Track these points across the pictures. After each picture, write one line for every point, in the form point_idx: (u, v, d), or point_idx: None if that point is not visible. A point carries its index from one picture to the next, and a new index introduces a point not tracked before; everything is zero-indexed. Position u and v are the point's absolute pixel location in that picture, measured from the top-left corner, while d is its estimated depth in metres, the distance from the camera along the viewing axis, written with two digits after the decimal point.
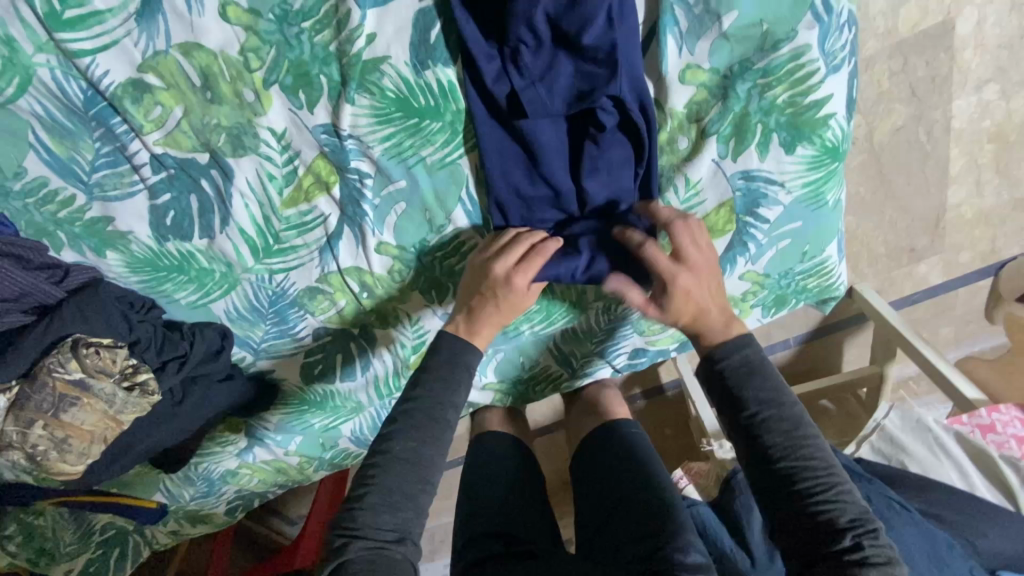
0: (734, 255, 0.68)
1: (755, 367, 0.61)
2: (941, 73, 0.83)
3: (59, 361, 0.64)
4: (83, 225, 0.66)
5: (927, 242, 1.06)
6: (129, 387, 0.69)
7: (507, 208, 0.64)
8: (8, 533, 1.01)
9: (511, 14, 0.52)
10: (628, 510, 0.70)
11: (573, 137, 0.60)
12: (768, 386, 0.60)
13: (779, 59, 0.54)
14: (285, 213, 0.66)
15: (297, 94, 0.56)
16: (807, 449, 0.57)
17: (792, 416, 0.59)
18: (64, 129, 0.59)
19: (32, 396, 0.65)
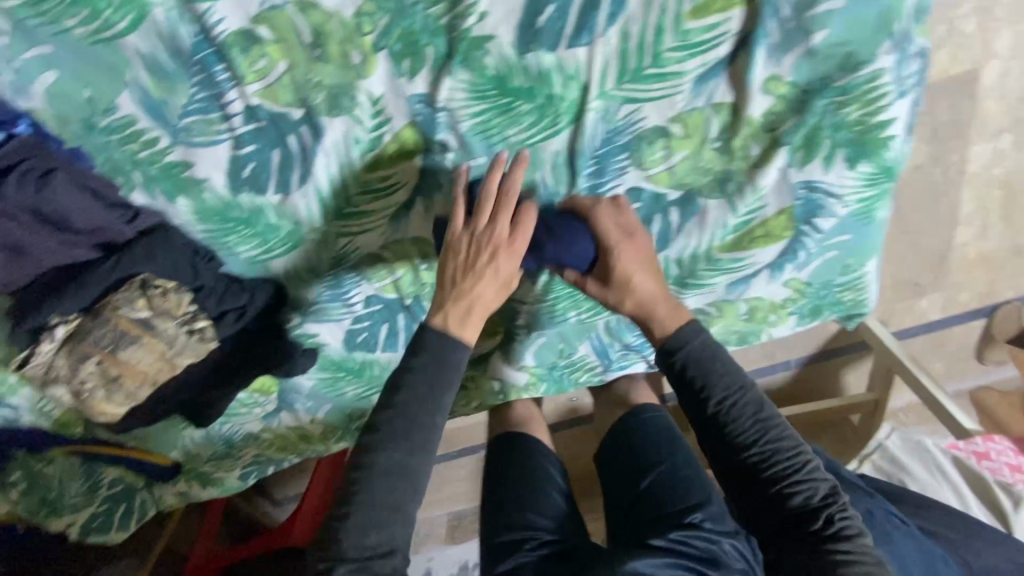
0: (784, 262, 0.72)
1: (712, 356, 0.63)
2: (964, 120, 0.89)
3: (127, 297, 0.67)
4: (161, 168, 0.67)
5: (932, 277, 1.13)
6: (191, 331, 0.71)
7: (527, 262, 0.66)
8: (13, 479, 0.99)
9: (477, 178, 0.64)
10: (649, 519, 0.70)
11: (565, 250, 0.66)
12: (731, 375, 0.63)
13: (857, 79, 0.59)
14: (364, 177, 0.68)
15: (402, 61, 0.59)
16: (772, 431, 0.61)
17: (754, 400, 0.62)
18: (165, 71, 0.60)
19: (92, 331, 0.66)
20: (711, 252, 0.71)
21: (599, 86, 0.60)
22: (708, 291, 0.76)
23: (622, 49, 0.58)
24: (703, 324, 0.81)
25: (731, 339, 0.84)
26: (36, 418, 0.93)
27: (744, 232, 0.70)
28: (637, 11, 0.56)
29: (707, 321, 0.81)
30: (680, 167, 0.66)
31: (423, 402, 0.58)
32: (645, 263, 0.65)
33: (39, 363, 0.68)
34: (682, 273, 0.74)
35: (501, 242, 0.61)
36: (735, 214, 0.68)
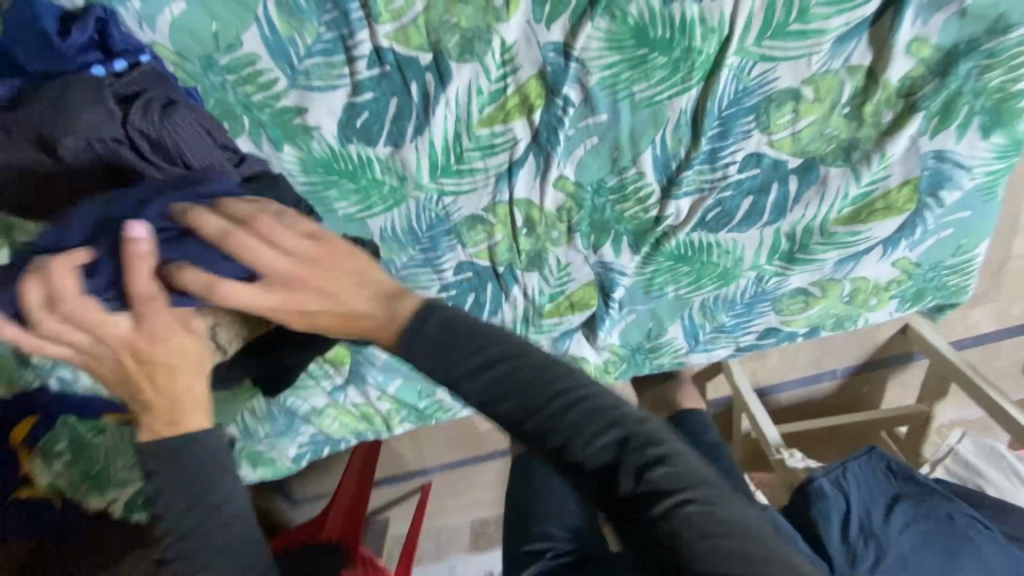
0: (898, 237, 0.71)
1: (466, 332, 0.44)
2: None
3: None
4: (273, 113, 0.65)
5: None
6: None
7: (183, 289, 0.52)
8: (59, 448, 0.95)
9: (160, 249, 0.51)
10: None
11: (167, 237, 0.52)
12: (463, 339, 0.43)
13: (1006, 43, 0.59)
14: (478, 132, 0.66)
15: (543, 6, 0.59)
16: (504, 377, 0.42)
17: (496, 357, 0.43)
18: (296, 8, 0.59)
19: None
20: (826, 224, 0.70)
21: (736, 43, 0.60)
22: (815, 267, 0.74)
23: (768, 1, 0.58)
24: (803, 306, 0.79)
25: (828, 322, 0.81)
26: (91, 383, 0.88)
27: (863, 204, 0.69)
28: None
29: (807, 302, 0.78)
30: (805, 132, 0.65)
31: (191, 483, 0.49)
32: (356, 276, 0.48)
33: None
34: (791, 247, 0.73)
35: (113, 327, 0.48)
36: (858, 184, 0.67)
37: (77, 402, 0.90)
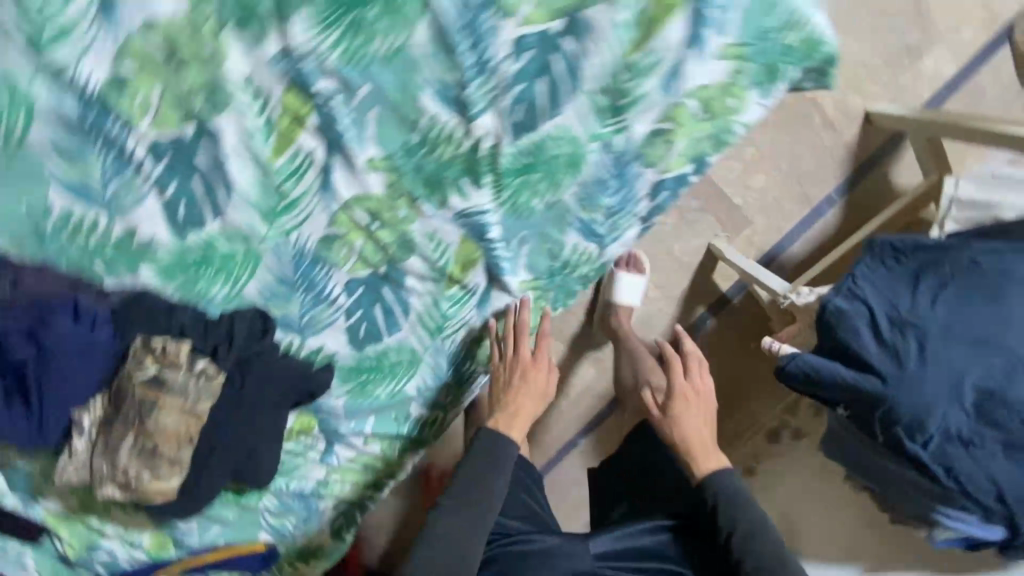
0: (698, 30, 0.69)
1: (741, 506, 0.83)
2: None
3: (137, 361, 0.69)
4: (113, 247, 0.71)
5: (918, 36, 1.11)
6: (200, 374, 0.71)
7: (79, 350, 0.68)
8: None
9: (40, 339, 0.66)
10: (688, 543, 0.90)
11: (37, 337, 0.66)
12: (736, 495, 0.84)
13: None
14: (277, 164, 0.70)
15: (247, 30, 0.61)
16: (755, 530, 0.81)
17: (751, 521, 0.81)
18: (72, 150, 0.65)
19: (117, 412, 0.68)
20: (624, 60, 0.69)
21: None
22: (644, 103, 0.73)
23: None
24: (667, 145, 0.77)
25: (707, 149, 0.79)
26: (130, 556, 0.94)
27: (641, 22, 0.67)
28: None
29: (669, 138, 0.76)
30: None
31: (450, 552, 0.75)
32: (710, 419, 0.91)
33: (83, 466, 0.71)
34: (611, 99, 0.72)
35: (527, 362, 0.84)
36: (622, 8, 0.66)
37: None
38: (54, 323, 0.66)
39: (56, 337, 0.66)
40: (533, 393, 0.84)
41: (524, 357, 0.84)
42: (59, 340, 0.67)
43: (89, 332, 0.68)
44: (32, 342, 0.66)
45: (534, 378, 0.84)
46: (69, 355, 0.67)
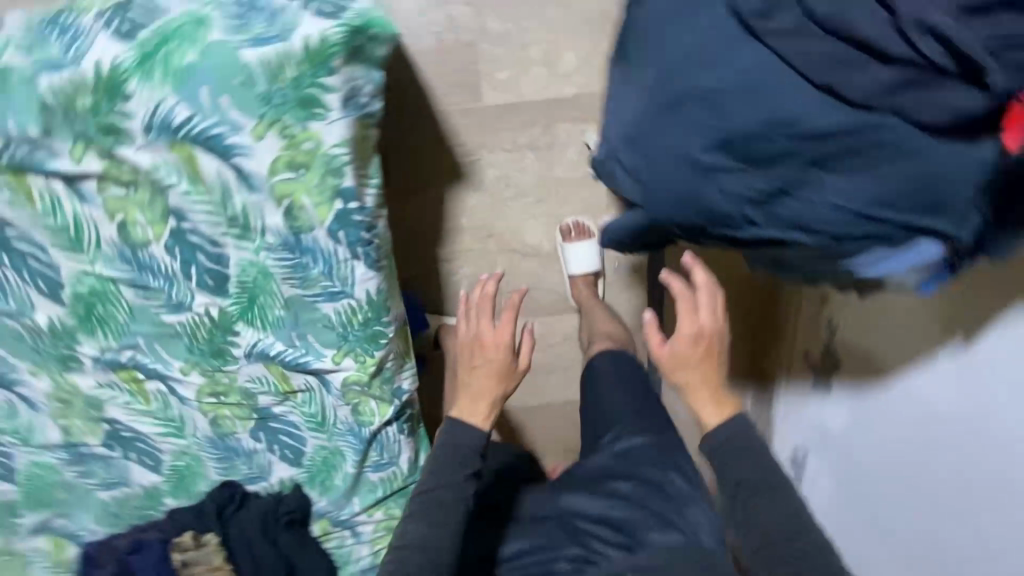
0: (224, 146, 0.83)
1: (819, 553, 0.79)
2: None
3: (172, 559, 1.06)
4: (144, 498, 1.14)
5: None
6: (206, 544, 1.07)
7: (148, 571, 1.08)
8: None
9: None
10: (764, 469, 0.86)
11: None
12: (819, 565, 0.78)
13: (60, 88, 0.79)
14: (154, 406, 1.05)
15: (73, 365, 1.00)
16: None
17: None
18: (86, 469, 1.10)
19: None
20: (214, 203, 0.88)
21: (86, 263, 0.92)
22: (255, 209, 0.89)
23: (55, 236, 0.90)
24: (300, 209, 0.89)
25: (331, 183, 0.88)
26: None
27: (195, 178, 0.86)
28: (29, 226, 0.89)
29: (297, 206, 0.89)
30: (145, 215, 0.89)
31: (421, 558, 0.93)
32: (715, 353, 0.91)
33: None
34: (238, 224, 0.90)
35: (499, 343, 1.04)
36: (179, 184, 0.86)
37: None
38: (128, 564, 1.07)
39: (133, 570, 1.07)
40: (492, 358, 1.03)
41: (504, 340, 1.04)
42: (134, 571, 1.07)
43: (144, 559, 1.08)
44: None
45: (500, 346, 1.04)
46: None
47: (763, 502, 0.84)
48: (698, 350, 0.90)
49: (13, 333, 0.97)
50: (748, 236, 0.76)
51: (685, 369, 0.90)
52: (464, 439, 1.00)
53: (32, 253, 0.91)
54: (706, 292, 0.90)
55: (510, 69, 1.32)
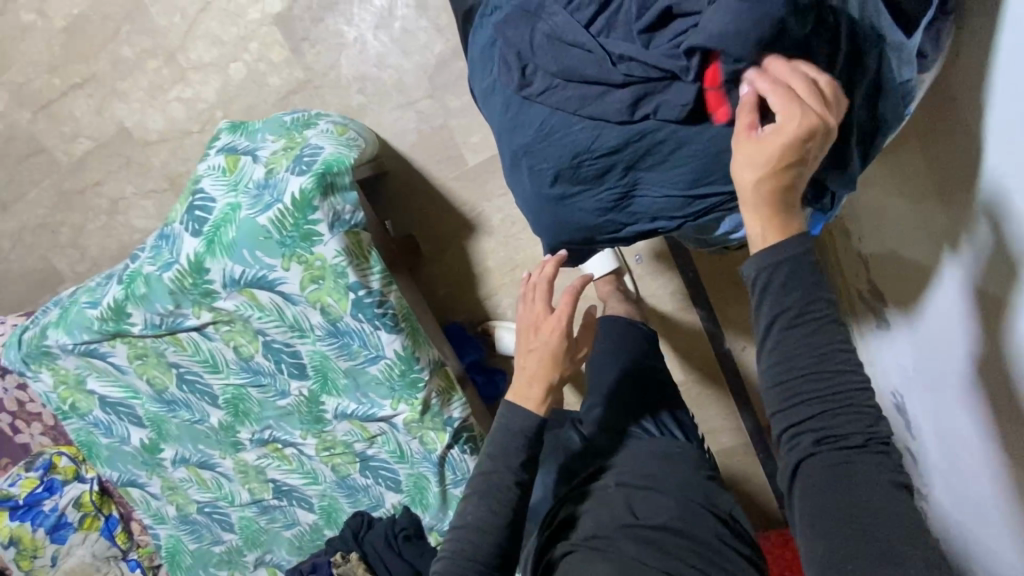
0: (269, 281, 1.21)
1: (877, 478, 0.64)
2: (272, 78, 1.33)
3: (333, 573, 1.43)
4: (313, 532, 1.55)
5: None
6: (350, 560, 1.41)
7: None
8: None
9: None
10: (822, 295, 0.64)
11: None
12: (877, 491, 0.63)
13: (174, 279, 1.24)
14: (295, 465, 1.46)
15: (242, 446, 1.46)
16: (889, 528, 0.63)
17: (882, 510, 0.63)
18: (272, 517, 1.56)
19: None
20: (278, 319, 1.25)
21: (225, 378, 1.37)
22: (303, 315, 1.24)
23: (204, 366, 1.36)
24: (330, 305, 1.22)
25: (342, 281, 1.20)
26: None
27: (261, 306, 1.25)
28: (189, 364, 1.36)
29: (327, 304, 1.22)
30: (245, 339, 1.30)
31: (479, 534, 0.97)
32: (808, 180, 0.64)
33: None
34: (299, 328, 1.26)
35: (562, 325, 1.02)
36: (255, 314, 1.26)
37: None
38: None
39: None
40: (552, 336, 1.02)
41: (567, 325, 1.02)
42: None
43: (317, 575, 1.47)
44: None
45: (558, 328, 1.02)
46: None
47: (816, 335, 0.64)
48: (778, 150, 0.59)
49: (203, 433, 1.46)
50: (627, 236, 0.85)
51: (755, 176, 0.61)
52: (517, 423, 1.01)
53: (197, 380, 1.39)
54: (800, 70, 0.60)
55: (477, 131, 1.56)
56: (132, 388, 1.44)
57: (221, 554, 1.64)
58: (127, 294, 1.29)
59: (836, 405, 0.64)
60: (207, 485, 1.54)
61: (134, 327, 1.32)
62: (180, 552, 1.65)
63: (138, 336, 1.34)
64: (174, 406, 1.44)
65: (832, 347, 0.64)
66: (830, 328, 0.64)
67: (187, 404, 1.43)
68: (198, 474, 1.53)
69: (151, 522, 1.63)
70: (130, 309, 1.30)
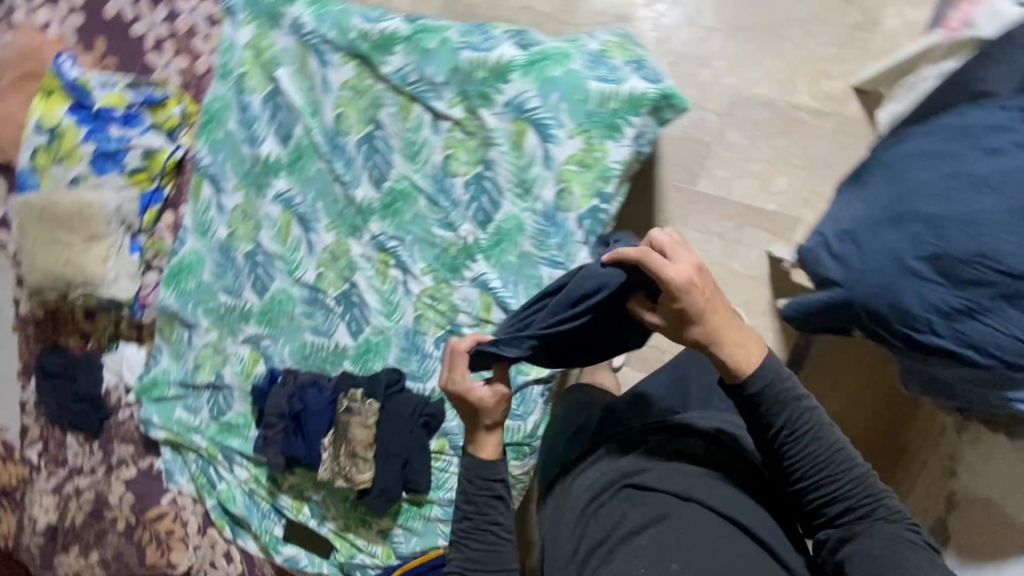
0: (548, 133, 1.18)
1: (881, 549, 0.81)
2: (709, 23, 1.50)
3: (341, 402, 1.34)
4: (332, 351, 1.43)
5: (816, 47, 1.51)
6: (368, 401, 1.33)
7: (313, 403, 1.36)
8: None
9: (306, 399, 1.37)
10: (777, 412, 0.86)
11: (299, 401, 1.37)
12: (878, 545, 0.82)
13: (467, 63, 1.19)
14: (386, 286, 1.37)
15: (358, 235, 1.37)
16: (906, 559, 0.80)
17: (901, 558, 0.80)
18: (311, 312, 1.43)
19: (339, 429, 1.33)
20: (516, 166, 1.21)
21: (410, 171, 1.30)
22: (541, 181, 1.21)
23: (404, 146, 1.29)
24: (569, 194, 1.20)
25: (600, 185, 1.18)
26: (372, 561, 1.51)
27: (514, 145, 1.21)
28: (393, 134, 1.29)
29: (568, 191, 1.19)
30: (467, 157, 1.25)
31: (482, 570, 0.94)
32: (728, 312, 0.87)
33: (332, 465, 1.34)
34: (522, 188, 1.22)
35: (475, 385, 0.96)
36: (502, 146, 1.21)
37: None
38: (309, 395, 1.36)
39: (309, 398, 1.36)
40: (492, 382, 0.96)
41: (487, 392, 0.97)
42: (310, 399, 1.36)
43: (318, 392, 1.37)
44: (302, 401, 1.37)
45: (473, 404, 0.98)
46: (311, 404, 1.36)
47: (794, 450, 0.86)
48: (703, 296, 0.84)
49: (334, 197, 1.36)
50: (926, 344, 0.93)
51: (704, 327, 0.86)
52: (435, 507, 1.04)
53: (384, 151, 1.31)
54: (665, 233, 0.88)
55: (729, 171, 1.60)
56: (314, 109, 1.33)
57: (225, 304, 1.48)
58: (410, 37, 1.22)
59: (823, 498, 0.86)
60: (284, 239, 1.41)
61: (386, 65, 1.24)
62: (192, 273, 1.48)
63: (377, 75, 1.26)
64: (334, 155, 1.33)
65: (807, 463, 0.86)
66: (802, 439, 0.86)
67: (349, 162, 1.33)
68: (286, 224, 1.41)
69: (190, 227, 1.46)
70: (399, 49, 1.23)
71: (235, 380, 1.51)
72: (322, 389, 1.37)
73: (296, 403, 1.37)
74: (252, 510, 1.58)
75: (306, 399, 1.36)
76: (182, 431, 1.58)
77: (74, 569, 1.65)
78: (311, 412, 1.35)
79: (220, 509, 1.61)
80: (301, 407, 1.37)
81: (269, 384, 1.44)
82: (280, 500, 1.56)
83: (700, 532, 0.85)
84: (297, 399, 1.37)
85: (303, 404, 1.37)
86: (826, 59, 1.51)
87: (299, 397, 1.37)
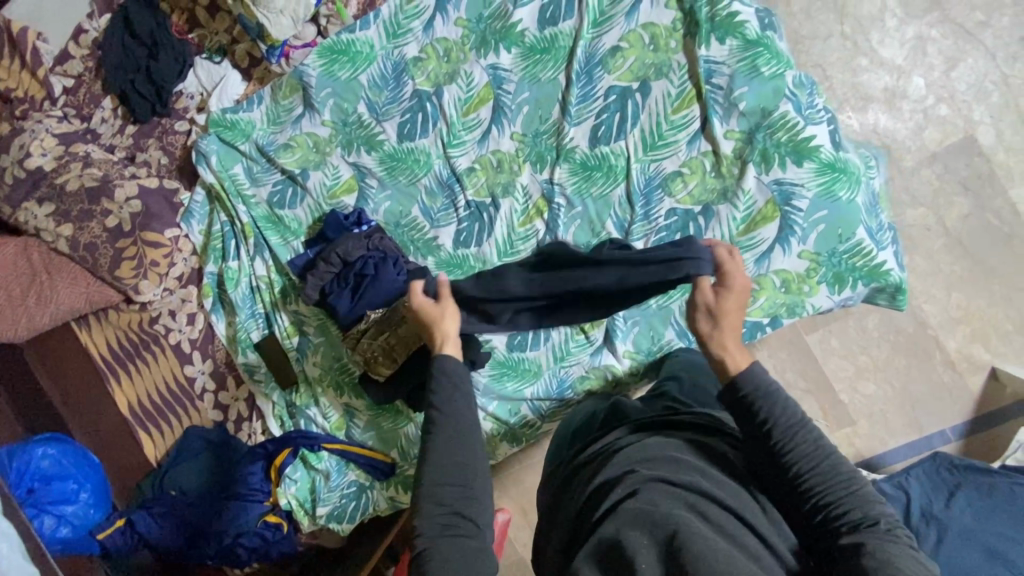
0: (786, 236, 1.09)
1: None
2: (950, 218, 1.48)
3: (409, 296, 1.22)
4: (425, 242, 1.30)
5: (1002, 310, 1.48)
6: None
7: (382, 275, 1.24)
8: (296, 476, 1.43)
9: (377, 266, 1.25)
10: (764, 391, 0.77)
11: (371, 264, 1.25)
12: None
13: (775, 118, 1.09)
14: (521, 229, 1.24)
15: (537, 165, 1.23)
16: None
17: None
18: (434, 192, 1.29)
19: (391, 315, 1.21)
20: (733, 237, 1.12)
21: (634, 155, 1.17)
22: (741, 268, 1.12)
23: (650, 127, 1.16)
24: (752, 298, 1.11)
25: (783, 312, 1.11)
26: (323, 422, 1.45)
27: (750, 219, 1.11)
28: (652, 110, 1.16)
29: (753, 295, 1.11)
30: (695, 190, 1.14)
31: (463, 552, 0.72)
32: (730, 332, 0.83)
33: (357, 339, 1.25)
34: None
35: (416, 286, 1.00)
36: (738, 210, 1.11)
37: (302, 438, 1.41)
38: (384, 266, 1.25)
39: (383, 272, 1.24)
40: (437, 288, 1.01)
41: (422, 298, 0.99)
42: (384, 270, 1.24)
43: (395, 268, 1.25)
44: (373, 266, 1.25)
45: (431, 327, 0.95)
46: (380, 275, 1.24)
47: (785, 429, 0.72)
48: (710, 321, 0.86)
49: (545, 115, 1.23)
50: None
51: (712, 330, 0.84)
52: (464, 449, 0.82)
53: (628, 117, 1.17)
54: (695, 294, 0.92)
55: (843, 346, 1.53)
56: (598, 19, 1.21)
57: (359, 116, 1.33)
58: (746, 48, 1.11)
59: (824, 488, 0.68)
60: (465, 111, 1.27)
61: (705, 47, 1.13)
62: (352, 63, 1.33)
63: (686, 50, 1.15)
64: (581, 79, 1.20)
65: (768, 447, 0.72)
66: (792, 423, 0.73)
67: (588, 96, 1.20)
68: (480, 99, 1.26)
69: (385, 22, 1.32)
70: (730, 43, 1.12)
71: (317, 189, 1.35)
72: (400, 270, 1.26)
73: (367, 262, 1.25)
74: (246, 304, 1.48)
75: (380, 268, 1.24)
76: (230, 191, 1.40)
77: (35, 224, 1.41)
78: (374, 280, 1.24)
79: (214, 278, 1.51)
80: (370, 271, 1.25)
81: (351, 223, 1.30)
82: (278, 316, 1.46)
83: (699, 552, 0.60)
84: (371, 260, 1.25)
85: (373, 267, 1.25)
86: (999, 331, 1.48)
87: (372, 260, 1.25)
